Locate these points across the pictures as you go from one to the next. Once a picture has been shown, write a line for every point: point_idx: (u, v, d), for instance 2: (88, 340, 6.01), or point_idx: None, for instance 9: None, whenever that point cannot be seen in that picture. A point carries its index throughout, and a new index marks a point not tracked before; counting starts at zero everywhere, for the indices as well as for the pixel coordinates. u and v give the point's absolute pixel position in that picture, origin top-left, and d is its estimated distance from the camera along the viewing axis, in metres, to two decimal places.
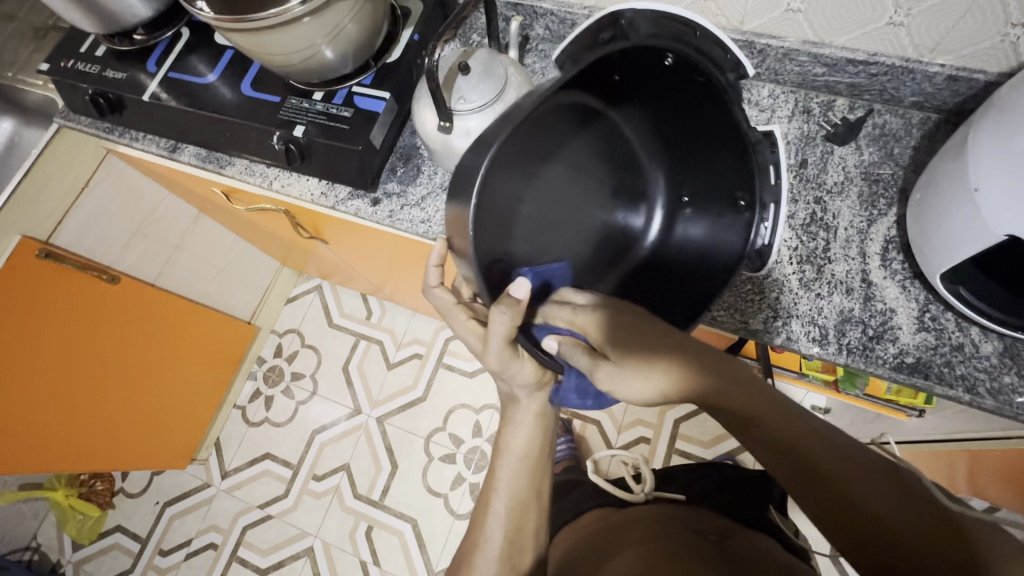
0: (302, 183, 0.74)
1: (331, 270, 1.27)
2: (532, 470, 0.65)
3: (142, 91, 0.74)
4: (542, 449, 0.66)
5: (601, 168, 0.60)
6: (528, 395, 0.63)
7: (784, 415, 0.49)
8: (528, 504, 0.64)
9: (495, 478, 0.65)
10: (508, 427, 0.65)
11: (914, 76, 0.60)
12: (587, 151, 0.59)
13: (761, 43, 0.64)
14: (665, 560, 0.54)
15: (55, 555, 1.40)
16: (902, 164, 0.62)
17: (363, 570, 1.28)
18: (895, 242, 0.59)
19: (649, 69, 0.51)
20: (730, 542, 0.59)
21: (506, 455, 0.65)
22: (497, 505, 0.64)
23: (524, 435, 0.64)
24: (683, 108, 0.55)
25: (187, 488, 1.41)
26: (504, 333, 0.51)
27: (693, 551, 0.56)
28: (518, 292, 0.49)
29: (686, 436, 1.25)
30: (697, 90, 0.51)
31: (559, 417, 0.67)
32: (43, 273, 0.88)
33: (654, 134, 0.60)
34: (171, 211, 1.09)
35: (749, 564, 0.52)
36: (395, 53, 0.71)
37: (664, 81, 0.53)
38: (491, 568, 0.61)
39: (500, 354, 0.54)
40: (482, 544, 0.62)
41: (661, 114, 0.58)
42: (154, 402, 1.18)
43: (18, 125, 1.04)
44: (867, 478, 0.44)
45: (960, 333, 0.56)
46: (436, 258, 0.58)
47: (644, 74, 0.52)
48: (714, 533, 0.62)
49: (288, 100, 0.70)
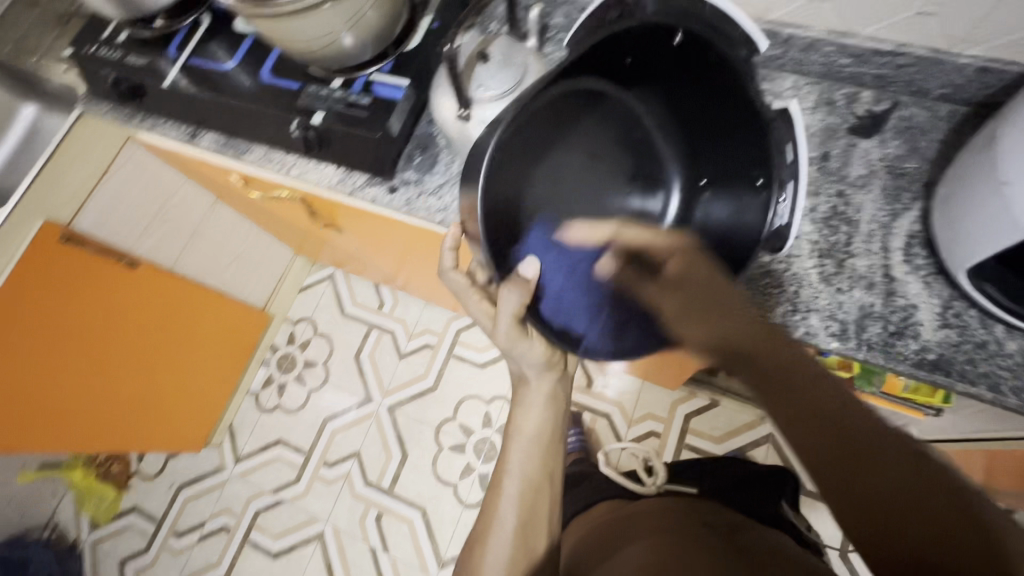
0: (320, 171, 0.74)
1: (344, 259, 1.28)
2: (544, 452, 0.67)
3: (163, 78, 0.75)
4: (553, 432, 0.68)
5: (611, 151, 0.61)
6: (537, 374, 0.67)
7: (827, 390, 0.50)
8: (541, 488, 0.66)
9: (506, 461, 0.67)
10: (518, 409, 0.68)
11: (943, 68, 0.59)
12: (600, 134, 0.60)
13: (786, 33, 0.63)
14: (680, 551, 0.54)
15: (73, 534, 1.43)
16: (928, 157, 0.61)
17: (373, 556, 1.29)
18: (918, 237, 0.58)
19: (658, 49, 0.52)
20: (743, 534, 0.59)
21: (518, 437, 0.67)
22: (508, 488, 0.65)
23: (535, 416, 0.67)
24: (693, 91, 0.55)
25: (201, 471, 1.43)
26: (513, 309, 0.56)
27: (707, 542, 0.56)
28: (528, 272, 0.55)
29: (697, 431, 1.24)
30: (706, 69, 0.51)
31: (564, 400, 0.71)
32: (64, 257, 0.90)
33: (666, 121, 0.61)
34: (189, 198, 1.10)
35: (763, 557, 0.52)
36: (415, 41, 0.70)
37: (675, 60, 0.53)
38: (504, 550, 0.62)
39: (509, 333, 0.59)
40: (495, 525, 0.63)
41: (672, 97, 0.59)
42: (170, 386, 1.20)
43: (41, 111, 1.06)
44: (901, 466, 0.47)
45: (984, 331, 0.55)
46: (452, 240, 0.61)
47: (654, 54, 0.53)
48: (724, 524, 0.63)
49: (308, 88, 0.70)
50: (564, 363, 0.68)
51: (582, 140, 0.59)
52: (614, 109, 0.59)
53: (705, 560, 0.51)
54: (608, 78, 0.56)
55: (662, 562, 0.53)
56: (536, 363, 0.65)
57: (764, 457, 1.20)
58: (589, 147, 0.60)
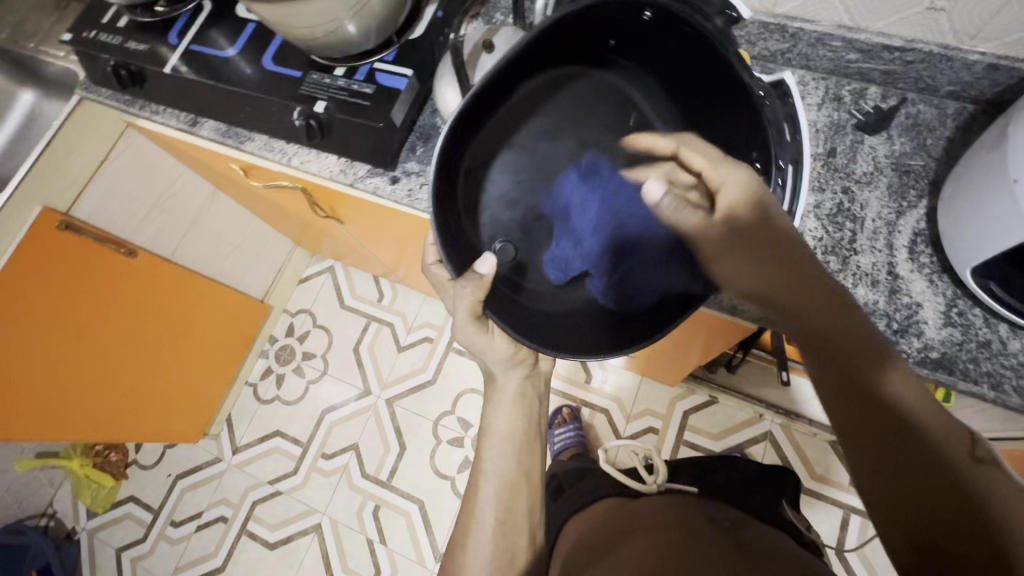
0: (321, 160, 0.74)
1: (345, 251, 1.27)
2: (518, 451, 0.66)
3: (163, 64, 0.74)
4: (526, 432, 0.67)
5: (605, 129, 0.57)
6: (504, 372, 0.67)
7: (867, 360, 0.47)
8: (519, 485, 0.65)
9: (482, 461, 0.66)
10: (490, 408, 0.68)
11: (952, 64, 0.58)
12: (591, 121, 0.56)
13: (794, 27, 0.62)
14: (680, 549, 0.54)
15: (71, 522, 1.44)
16: (935, 155, 0.61)
17: (370, 548, 1.30)
18: (923, 235, 0.58)
19: (631, 24, 0.49)
20: (741, 531, 0.60)
21: (490, 435, 0.66)
22: (486, 489, 0.65)
23: (506, 415, 0.66)
24: (684, 65, 0.51)
25: (199, 462, 1.43)
26: (468, 305, 0.56)
27: (709, 540, 0.56)
28: (483, 268, 0.53)
29: (695, 427, 1.24)
30: (688, 43, 0.48)
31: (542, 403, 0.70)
32: (64, 244, 0.89)
33: (661, 97, 0.56)
34: (188, 186, 1.09)
35: (764, 555, 0.52)
36: (419, 30, 0.70)
37: (656, 35, 0.50)
38: (487, 548, 0.62)
39: (466, 328, 0.60)
40: (476, 521, 0.64)
41: (658, 69, 0.54)
42: (168, 375, 1.19)
43: (40, 98, 1.05)
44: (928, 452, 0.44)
45: (988, 329, 0.55)
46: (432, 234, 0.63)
47: (627, 28, 0.50)
48: (728, 520, 0.64)
49: (310, 75, 0.69)
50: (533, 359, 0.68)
51: (558, 114, 0.56)
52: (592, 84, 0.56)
53: (705, 558, 0.51)
54: (572, 52, 0.53)
55: (662, 560, 0.53)
56: (502, 360, 0.65)
57: (762, 454, 1.20)
58: (570, 124, 0.56)
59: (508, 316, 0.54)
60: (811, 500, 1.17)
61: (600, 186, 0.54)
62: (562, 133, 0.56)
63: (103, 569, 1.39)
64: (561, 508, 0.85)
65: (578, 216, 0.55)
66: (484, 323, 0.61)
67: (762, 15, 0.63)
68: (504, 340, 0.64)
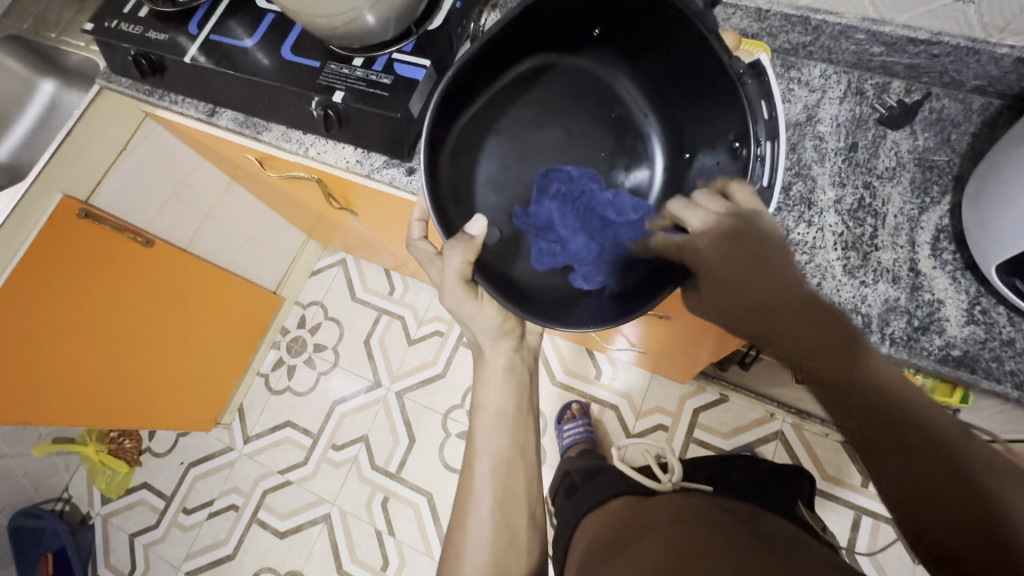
0: (338, 151, 0.74)
1: (357, 244, 1.28)
2: (515, 439, 0.67)
3: (183, 54, 0.74)
4: (521, 417, 0.68)
5: (584, 113, 0.62)
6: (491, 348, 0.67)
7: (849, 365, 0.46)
8: (512, 461, 0.66)
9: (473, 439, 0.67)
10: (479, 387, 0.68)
11: (980, 57, 0.57)
12: (582, 114, 0.62)
13: (817, 19, 0.61)
14: (700, 542, 0.54)
15: (86, 507, 1.46)
16: (959, 150, 0.60)
17: (378, 539, 1.31)
18: (947, 231, 0.57)
19: (616, 6, 0.55)
20: (759, 522, 0.60)
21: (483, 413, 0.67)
22: (480, 467, 0.65)
23: (502, 401, 0.67)
24: (661, 60, 0.58)
25: (211, 450, 1.45)
26: (457, 267, 0.56)
27: (729, 533, 0.56)
28: (473, 229, 0.55)
29: (706, 426, 1.24)
30: (664, 24, 0.54)
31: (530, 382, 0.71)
32: (82, 232, 0.90)
33: (638, 84, 0.61)
34: (204, 177, 1.10)
35: (785, 548, 0.53)
36: (437, 21, 0.70)
37: (639, 27, 0.56)
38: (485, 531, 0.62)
39: (456, 292, 0.59)
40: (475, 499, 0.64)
41: (632, 56, 0.60)
42: (182, 364, 1.21)
43: (61, 87, 1.07)
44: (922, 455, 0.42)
45: (1011, 328, 0.54)
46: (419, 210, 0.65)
47: (612, 13, 0.56)
48: (746, 513, 0.64)
49: (328, 66, 0.69)
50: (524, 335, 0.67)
51: (541, 95, 0.62)
52: (570, 69, 0.61)
53: (726, 551, 0.51)
54: (555, 36, 0.58)
55: (682, 551, 0.53)
56: (490, 330, 0.65)
57: (772, 453, 1.19)
58: (547, 105, 0.62)
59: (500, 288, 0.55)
60: (823, 501, 1.16)
61: (568, 202, 0.60)
62: (545, 114, 0.62)
63: (117, 554, 1.41)
64: (573, 504, 0.85)
65: (557, 198, 0.60)
66: (473, 288, 0.60)
67: (784, 7, 0.62)
68: (495, 308, 0.63)
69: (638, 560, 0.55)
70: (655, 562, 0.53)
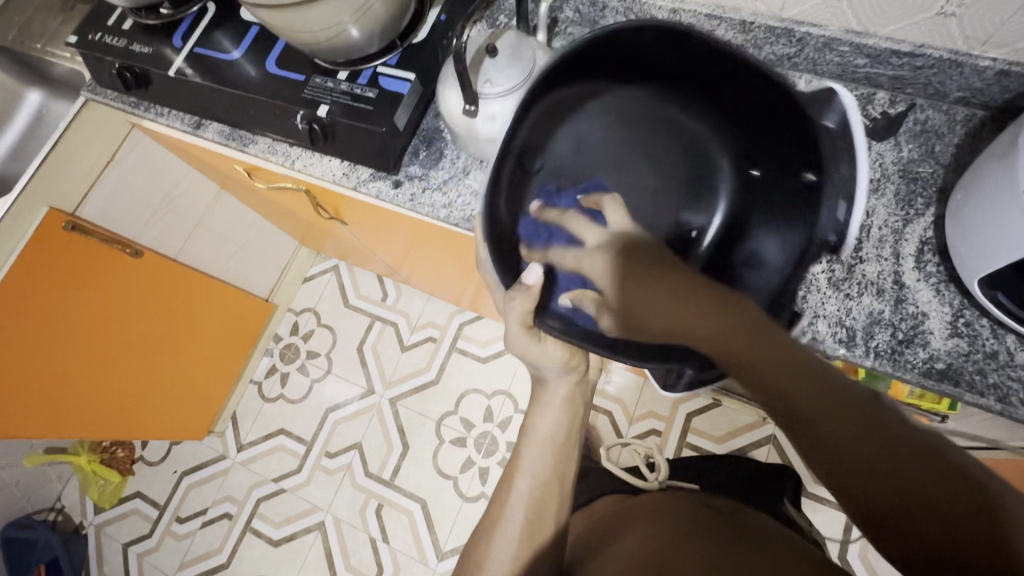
0: (324, 164, 0.74)
1: (348, 251, 1.27)
2: (558, 451, 0.67)
3: (168, 66, 0.74)
4: (569, 433, 0.68)
5: (661, 153, 0.59)
6: (557, 376, 0.68)
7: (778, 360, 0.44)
8: (550, 487, 0.65)
9: (518, 458, 0.67)
10: (535, 409, 0.69)
11: (962, 70, 0.57)
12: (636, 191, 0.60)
13: (801, 32, 0.61)
14: (683, 533, 0.56)
15: (79, 517, 1.46)
16: (943, 162, 0.60)
17: (372, 546, 1.31)
18: (930, 244, 0.58)
19: (772, 143, 0.54)
20: (741, 516, 0.61)
21: (531, 435, 0.68)
22: (518, 484, 0.65)
23: (553, 416, 0.68)
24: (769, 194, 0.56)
25: (204, 459, 1.45)
26: (520, 316, 0.56)
27: (708, 524, 0.57)
28: (531, 279, 0.55)
29: (698, 430, 1.24)
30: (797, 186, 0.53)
31: (584, 410, 0.71)
32: (68, 245, 0.90)
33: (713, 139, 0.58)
34: (193, 187, 1.10)
35: (767, 538, 0.54)
36: (422, 33, 0.70)
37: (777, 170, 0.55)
38: (512, 546, 0.62)
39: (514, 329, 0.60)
40: (507, 514, 0.64)
41: (732, 119, 0.56)
42: (174, 374, 1.20)
43: (47, 97, 1.07)
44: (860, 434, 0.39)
45: (995, 341, 0.54)
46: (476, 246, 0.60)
47: (761, 148, 0.55)
48: (725, 507, 0.65)
49: (313, 79, 0.69)
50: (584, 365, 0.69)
51: (619, 125, 0.59)
52: (666, 111, 0.58)
53: (709, 544, 0.52)
54: (662, 69, 0.55)
55: (663, 548, 0.54)
56: (555, 366, 0.67)
57: (765, 456, 1.20)
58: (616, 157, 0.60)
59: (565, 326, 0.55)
60: (815, 504, 1.16)
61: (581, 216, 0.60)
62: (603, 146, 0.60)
63: (110, 564, 1.41)
64: None
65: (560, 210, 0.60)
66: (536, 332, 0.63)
67: (769, 19, 0.62)
68: (557, 346, 0.66)
69: (621, 557, 0.56)
70: (638, 560, 0.53)
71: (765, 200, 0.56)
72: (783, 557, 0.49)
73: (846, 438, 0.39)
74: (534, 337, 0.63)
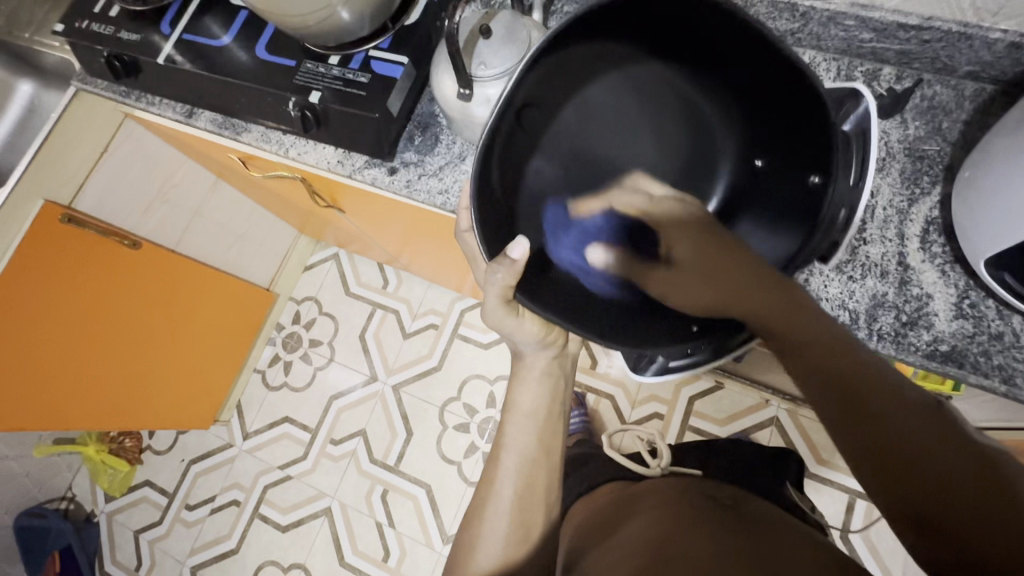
0: (318, 152, 0.73)
1: (348, 239, 1.26)
2: (539, 427, 0.67)
3: (157, 54, 0.73)
4: (550, 409, 0.68)
5: (670, 139, 0.57)
6: (533, 351, 0.67)
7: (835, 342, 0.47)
8: (537, 463, 0.66)
9: (503, 434, 0.67)
10: (516, 385, 0.68)
11: (972, 43, 0.55)
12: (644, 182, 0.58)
13: (805, 6, 0.59)
14: (685, 524, 0.55)
15: (90, 505, 1.48)
16: (950, 139, 0.58)
17: (379, 531, 1.32)
18: (936, 224, 0.56)
19: (779, 135, 0.52)
20: (744, 507, 0.60)
21: (514, 412, 0.67)
22: (505, 461, 0.66)
23: (534, 391, 0.67)
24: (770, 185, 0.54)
25: (211, 447, 1.46)
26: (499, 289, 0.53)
27: (711, 516, 0.56)
28: (516, 253, 0.49)
29: (701, 413, 1.24)
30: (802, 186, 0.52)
31: (569, 390, 0.71)
32: (67, 238, 0.90)
33: (721, 124, 0.55)
34: (189, 177, 1.08)
35: (768, 528, 0.53)
36: (415, 14, 0.68)
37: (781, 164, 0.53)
38: (500, 522, 0.64)
39: (499, 316, 0.60)
40: (495, 493, 0.65)
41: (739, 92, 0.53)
42: (178, 366, 1.21)
43: (38, 88, 1.05)
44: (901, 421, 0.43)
45: (1001, 322, 0.53)
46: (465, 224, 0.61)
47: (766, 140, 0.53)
48: (729, 498, 0.63)
49: (304, 65, 0.68)
50: (562, 341, 0.68)
51: None
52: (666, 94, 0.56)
53: (711, 535, 0.51)
54: (687, 41, 0.50)
55: (666, 536, 0.53)
56: (531, 341, 0.65)
57: (768, 439, 1.20)
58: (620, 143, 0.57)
59: (545, 300, 0.51)
60: (817, 485, 1.17)
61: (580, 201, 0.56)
62: None
63: (122, 550, 1.44)
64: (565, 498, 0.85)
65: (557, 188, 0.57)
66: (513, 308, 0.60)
67: None
68: (535, 322, 0.64)
69: (624, 544, 0.56)
70: (640, 553, 0.53)
71: (763, 195, 0.55)
72: (788, 553, 0.47)
73: (895, 433, 0.42)
74: (511, 311, 0.60)
